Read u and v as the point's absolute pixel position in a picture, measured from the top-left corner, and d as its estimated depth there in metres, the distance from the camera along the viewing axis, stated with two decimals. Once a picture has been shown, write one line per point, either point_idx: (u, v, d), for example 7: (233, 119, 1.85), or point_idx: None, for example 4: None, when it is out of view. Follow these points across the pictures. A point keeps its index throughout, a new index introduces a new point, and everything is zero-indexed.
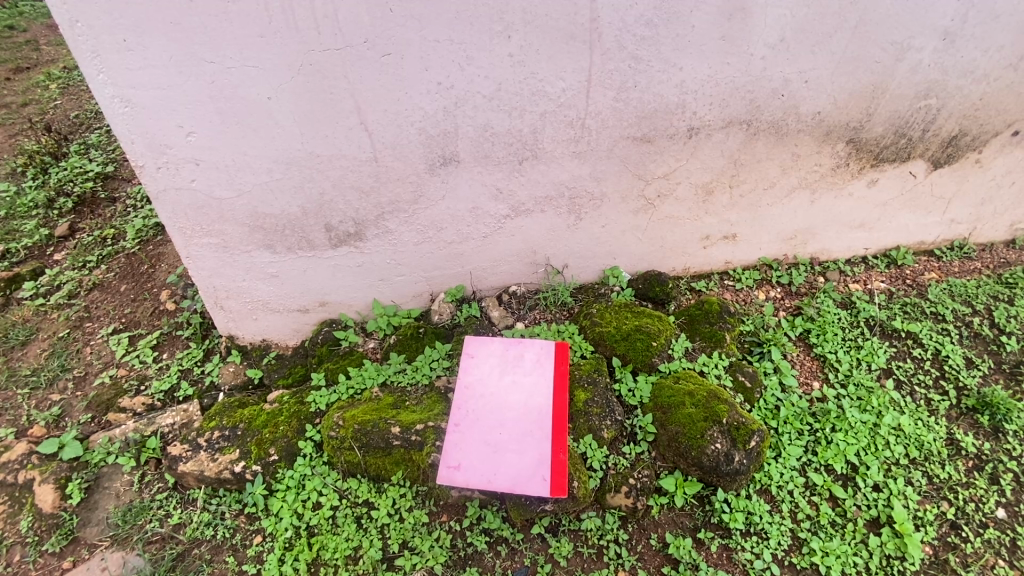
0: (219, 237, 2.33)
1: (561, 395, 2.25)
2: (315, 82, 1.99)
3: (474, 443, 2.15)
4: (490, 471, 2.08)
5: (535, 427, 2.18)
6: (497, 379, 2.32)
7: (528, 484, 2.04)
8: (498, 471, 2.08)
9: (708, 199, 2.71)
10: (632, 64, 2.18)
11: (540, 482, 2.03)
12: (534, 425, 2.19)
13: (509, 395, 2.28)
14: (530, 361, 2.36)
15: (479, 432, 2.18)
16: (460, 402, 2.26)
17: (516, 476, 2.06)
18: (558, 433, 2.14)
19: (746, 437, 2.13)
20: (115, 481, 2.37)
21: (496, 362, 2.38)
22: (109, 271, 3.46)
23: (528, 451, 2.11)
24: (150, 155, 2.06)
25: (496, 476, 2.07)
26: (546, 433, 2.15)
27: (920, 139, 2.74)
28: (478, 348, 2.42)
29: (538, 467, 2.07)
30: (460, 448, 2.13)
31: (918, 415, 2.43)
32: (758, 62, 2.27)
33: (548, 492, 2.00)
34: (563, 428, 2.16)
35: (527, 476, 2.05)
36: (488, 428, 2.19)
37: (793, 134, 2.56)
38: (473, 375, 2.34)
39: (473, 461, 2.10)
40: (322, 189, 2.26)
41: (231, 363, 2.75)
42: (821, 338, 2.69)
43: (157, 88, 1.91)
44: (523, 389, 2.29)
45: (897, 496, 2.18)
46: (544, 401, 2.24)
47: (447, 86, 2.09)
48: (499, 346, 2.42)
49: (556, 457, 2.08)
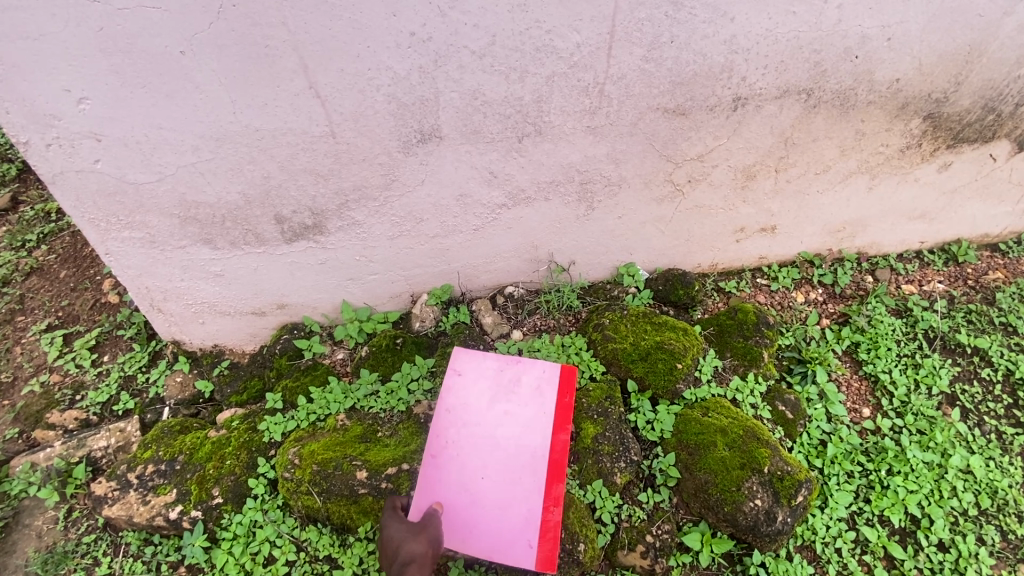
0: (142, 231, 1.87)
1: (558, 435, 1.78)
2: (243, 31, 1.48)
3: (451, 491, 1.74)
4: (469, 526, 1.71)
5: (524, 477, 1.74)
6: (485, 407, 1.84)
7: (510, 548, 1.69)
8: (475, 529, 1.71)
9: (748, 185, 2.23)
10: (669, 11, 1.65)
11: (525, 550, 1.67)
12: (523, 473, 1.75)
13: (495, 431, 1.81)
14: (526, 389, 1.86)
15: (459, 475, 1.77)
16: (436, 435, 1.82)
17: (498, 536, 1.70)
18: (552, 489, 1.71)
19: (791, 490, 1.74)
20: (37, 518, 2.04)
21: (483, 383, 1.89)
22: (50, 252, 3.08)
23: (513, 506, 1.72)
24: (33, 129, 1.57)
25: (475, 532, 1.71)
26: (537, 488, 1.72)
27: (1009, 116, 2.25)
28: (467, 364, 1.93)
29: (523, 530, 1.69)
30: (434, 497, 1.73)
31: (989, 454, 2.04)
32: (832, 12, 1.75)
33: (533, 565, 1.65)
34: (557, 480, 1.73)
35: (512, 539, 1.68)
36: (468, 472, 1.77)
37: (860, 108, 2.05)
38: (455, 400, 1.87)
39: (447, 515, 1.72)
40: (266, 172, 1.78)
41: (178, 373, 2.35)
42: (872, 354, 2.28)
43: (25, 37, 1.41)
44: (514, 424, 1.81)
45: (966, 559, 1.81)
46: (535, 442, 1.78)
47: (423, 38, 1.57)
48: (490, 365, 1.92)
49: (547, 519, 1.69)
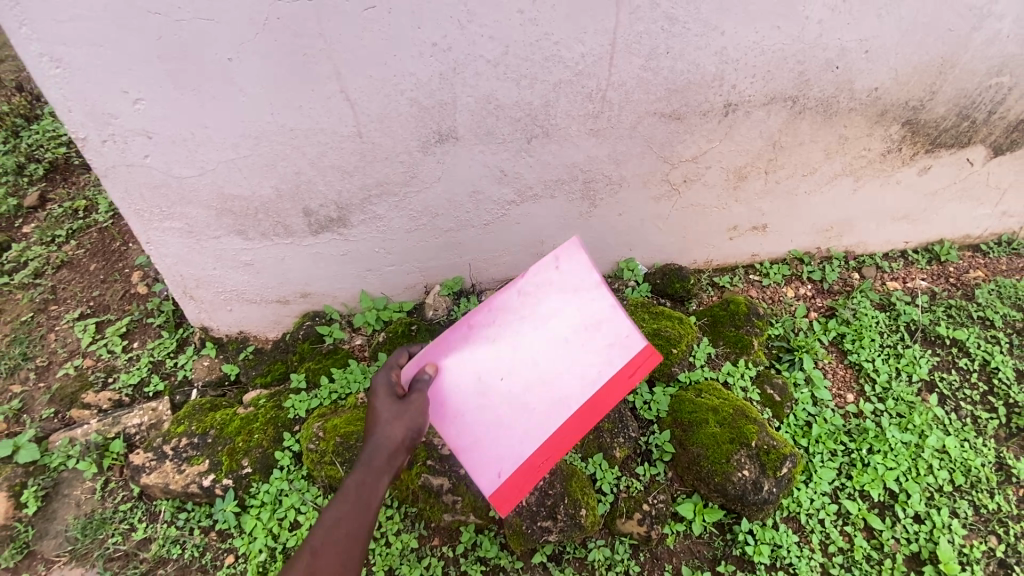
0: (182, 221, 2.05)
1: (603, 393, 1.43)
2: (284, 41, 1.66)
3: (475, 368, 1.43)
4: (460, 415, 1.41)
5: (536, 415, 1.40)
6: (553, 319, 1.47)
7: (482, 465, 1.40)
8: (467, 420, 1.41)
9: (739, 186, 2.40)
10: (665, 26, 1.83)
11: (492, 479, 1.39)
12: (543, 408, 1.41)
13: (539, 350, 1.45)
14: (606, 335, 1.45)
15: (473, 364, 1.42)
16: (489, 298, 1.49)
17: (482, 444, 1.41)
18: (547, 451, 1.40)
19: (776, 463, 1.89)
20: (75, 488, 2.18)
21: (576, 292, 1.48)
22: (80, 247, 3.25)
23: (508, 425, 1.41)
24: (92, 126, 1.74)
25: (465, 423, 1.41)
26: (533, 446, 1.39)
27: (983, 123, 2.41)
28: (564, 265, 1.49)
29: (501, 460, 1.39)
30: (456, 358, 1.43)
31: (964, 435, 2.18)
32: (813, 27, 1.92)
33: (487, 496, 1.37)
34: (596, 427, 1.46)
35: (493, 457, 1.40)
36: (482, 372, 1.42)
37: (842, 114, 2.23)
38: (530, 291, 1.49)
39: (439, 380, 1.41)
40: (297, 168, 1.95)
41: (206, 357, 2.51)
42: (857, 344, 2.44)
43: (92, 44, 1.59)
44: (571, 361, 1.44)
45: (940, 530, 1.94)
46: (581, 387, 1.42)
47: (443, 48, 1.75)
48: (587, 284, 1.48)
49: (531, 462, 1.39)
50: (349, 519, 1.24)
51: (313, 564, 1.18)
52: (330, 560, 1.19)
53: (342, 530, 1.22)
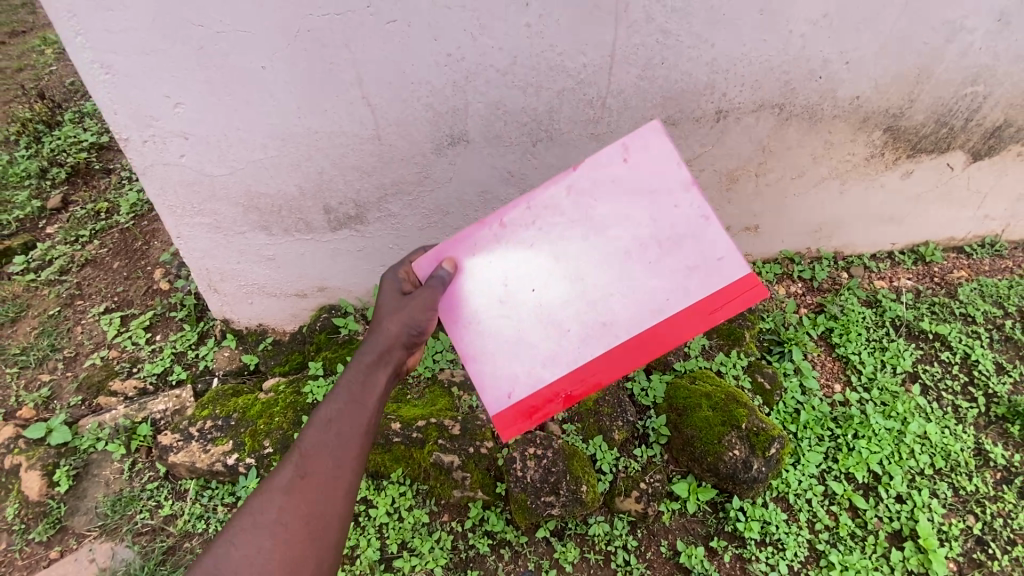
0: (211, 217, 2.20)
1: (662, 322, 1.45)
2: (313, 51, 1.82)
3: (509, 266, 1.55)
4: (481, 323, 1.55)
5: (570, 338, 1.50)
6: (617, 230, 1.49)
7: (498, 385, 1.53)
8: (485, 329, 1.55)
9: (732, 188, 2.55)
10: (660, 38, 1.99)
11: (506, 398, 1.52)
12: (578, 328, 1.50)
13: (585, 257, 1.51)
14: (680, 257, 1.44)
15: (507, 266, 1.55)
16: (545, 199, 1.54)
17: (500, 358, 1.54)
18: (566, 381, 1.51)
19: (765, 444, 2.02)
20: (104, 468, 2.30)
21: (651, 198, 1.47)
22: (102, 246, 3.38)
23: (534, 343, 1.52)
24: (134, 128, 1.91)
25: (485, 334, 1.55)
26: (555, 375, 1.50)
27: (962, 130, 2.56)
28: (635, 160, 1.48)
29: (517, 383, 1.52)
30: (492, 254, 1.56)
31: (945, 422, 2.31)
32: (797, 39, 2.08)
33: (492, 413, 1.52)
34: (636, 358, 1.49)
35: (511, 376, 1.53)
36: (513, 273, 1.55)
37: (827, 121, 2.38)
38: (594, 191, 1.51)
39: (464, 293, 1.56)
40: (320, 168, 2.11)
41: (226, 348, 2.65)
42: (844, 338, 2.57)
43: (139, 53, 1.75)
44: (629, 285, 1.47)
45: (921, 509, 2.07)
46: (630, 317, 1.47)
47: (457, 58, 1.91)
48: (661, 188, 1.47)
49: (551, 390, 1.51)
50: (340, 420, 1.35)
51: (306, 456, 1.28)
52: (319, 456, 1.28)
53: (332, 429, 1.33)
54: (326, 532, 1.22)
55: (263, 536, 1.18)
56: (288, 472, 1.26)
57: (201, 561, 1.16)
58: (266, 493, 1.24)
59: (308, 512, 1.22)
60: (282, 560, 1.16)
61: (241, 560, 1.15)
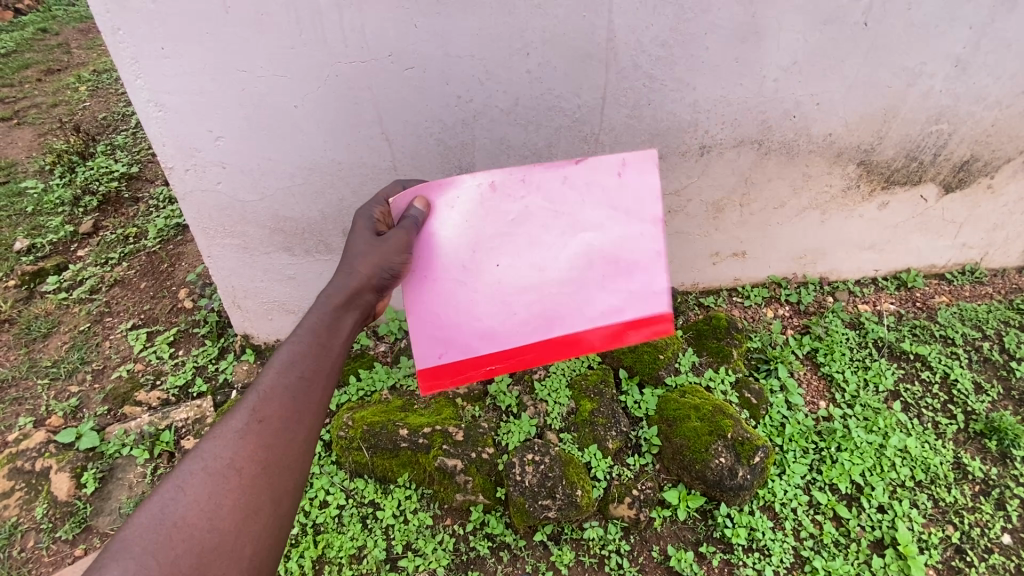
0: (240, 239, 2.42)
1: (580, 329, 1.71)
2: (339, 92, 2.07)
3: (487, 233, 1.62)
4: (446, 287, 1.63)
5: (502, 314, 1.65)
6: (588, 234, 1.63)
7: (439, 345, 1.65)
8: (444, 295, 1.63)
9: (718, 217, 2.75)
10: (646, 83, 2.23)
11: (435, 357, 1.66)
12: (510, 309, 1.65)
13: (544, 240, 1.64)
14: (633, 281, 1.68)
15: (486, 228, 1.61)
16: (548, 188, 1.61)
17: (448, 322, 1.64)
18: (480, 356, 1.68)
19: (749, 452, 2.14)
20: (128, 472, 2.47)
21: (630, 221, 1.63)
22: (130, 268, 3.58)
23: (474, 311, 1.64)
24: (179, 157, 2.16)
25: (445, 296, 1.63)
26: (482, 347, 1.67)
27: (931, 163, 2.76)
28: (627, 174, 1.61)
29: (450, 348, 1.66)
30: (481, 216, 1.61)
31: (925, 437, 2.42)
32: (770, 84, 2.32)
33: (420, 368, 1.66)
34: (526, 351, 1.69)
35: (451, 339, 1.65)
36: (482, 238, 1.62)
37: (803, 155, 2.60)
38: (587, 197, 1.62)
39: (440, 258, 1.61)
40: (341, 195, 2.33)
41: (246, 362, 2.84)
42: (829, 357, 2.71)
43: (190, 94, 2.01)
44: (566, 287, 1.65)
45: (901, 518, 2.17)
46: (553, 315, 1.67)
47: (466, 100, 2.16)
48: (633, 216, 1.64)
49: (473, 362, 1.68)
50: (301, 363, 1.33)
51: (265, 396, 1.25)
52: (278, 398, 1.26)
53: (293, 372, 1.30)
54: (284, 472, 1.20)
55: (215, 478, 1.14)
56: (242, 415, 1.22)
57: (147, 503, 1.10)
58: (220, 436, 1.19)
59: (265, 454, 1.19)
60: (238, 498, 1.13)
61: (193, 501, 1.10)
